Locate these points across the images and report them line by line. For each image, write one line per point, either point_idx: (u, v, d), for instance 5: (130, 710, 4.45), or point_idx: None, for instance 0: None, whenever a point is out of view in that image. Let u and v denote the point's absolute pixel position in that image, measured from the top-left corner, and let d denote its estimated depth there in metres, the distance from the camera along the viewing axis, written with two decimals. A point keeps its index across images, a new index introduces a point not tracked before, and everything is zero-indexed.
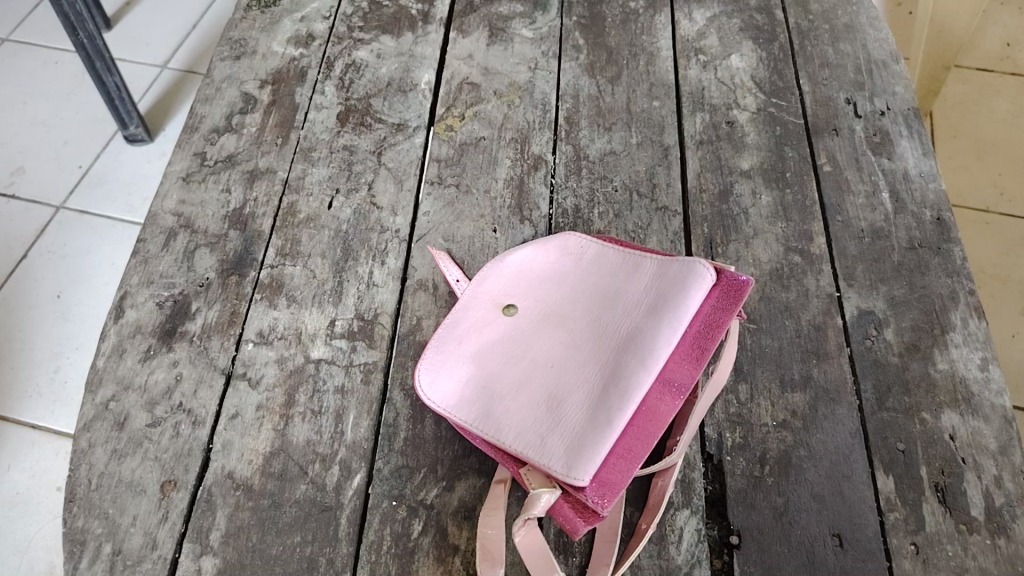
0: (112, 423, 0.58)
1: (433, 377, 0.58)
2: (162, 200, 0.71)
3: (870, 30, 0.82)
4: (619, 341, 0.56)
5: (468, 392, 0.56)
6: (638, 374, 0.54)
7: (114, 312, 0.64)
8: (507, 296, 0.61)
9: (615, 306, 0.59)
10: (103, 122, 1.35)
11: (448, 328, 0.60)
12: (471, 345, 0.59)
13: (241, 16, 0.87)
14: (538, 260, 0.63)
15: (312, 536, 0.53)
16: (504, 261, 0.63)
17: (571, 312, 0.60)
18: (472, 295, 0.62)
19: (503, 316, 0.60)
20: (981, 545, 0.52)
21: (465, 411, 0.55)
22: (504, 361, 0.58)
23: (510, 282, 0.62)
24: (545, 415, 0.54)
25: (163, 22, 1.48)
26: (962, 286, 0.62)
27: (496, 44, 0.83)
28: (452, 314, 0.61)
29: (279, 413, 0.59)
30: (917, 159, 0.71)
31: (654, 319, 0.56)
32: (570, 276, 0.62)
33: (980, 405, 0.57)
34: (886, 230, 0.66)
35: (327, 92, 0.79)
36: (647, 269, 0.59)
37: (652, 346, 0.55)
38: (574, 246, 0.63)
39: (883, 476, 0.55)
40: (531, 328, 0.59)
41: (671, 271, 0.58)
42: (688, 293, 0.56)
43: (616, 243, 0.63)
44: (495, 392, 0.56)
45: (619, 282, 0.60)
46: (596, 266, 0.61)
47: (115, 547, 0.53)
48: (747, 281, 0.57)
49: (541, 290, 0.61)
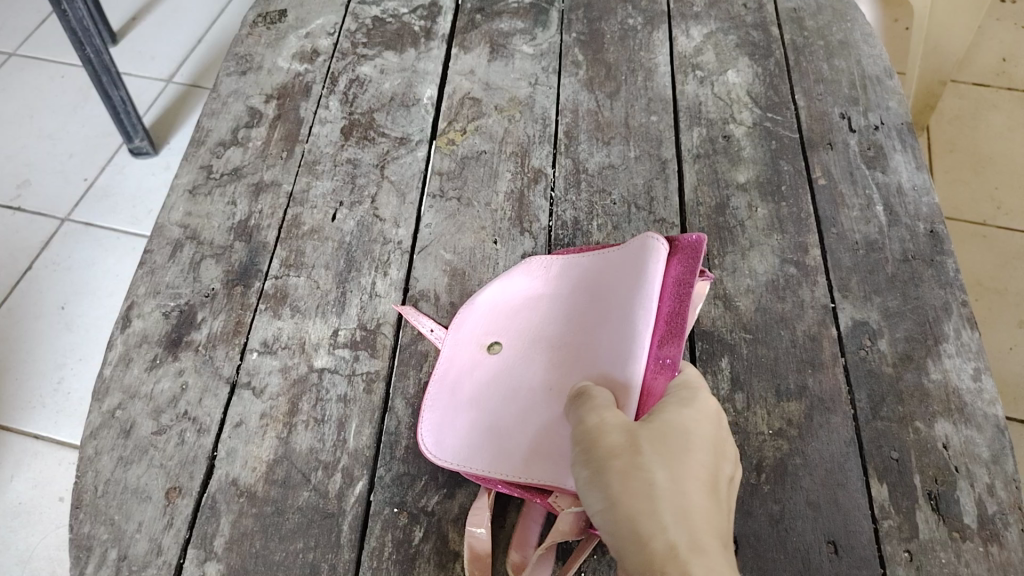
0: (118, 432, 0.59)
1: (432, 436, 0.57)
2: (169, 212, 0.73)
3: (864, 47, 0.83)
4: (604, 338, 0.56)
5: (474, 437, 0.56)
6: (631, 357, 0.53)
7: (121, 323, 0.65)
8: (492, 333, 0.62)
9: (595, 303, 0.59)
10: (109, 136, 1.36)
11: (436, 383, 0.60)
12: (465, 390, 0.59)
13: (247, 33, 0.89)
14: (509, 294, 0.64)
15: (315, 543, 0.54)
16: (478, 302, 0.64)
17: (555, 325, 0.60)
18: (454, 341, 0.62)
19: (490, 353, 0.61)
20: (974, 552, 0.52)
21: (479, 456, 0.55)
22: (503, 394, 0.58)
23: (492, 315, 0.63)
24: (555, 428, 0.54)
25: (168, 37, 1.51)
26: (954, 298, 0.64)
27: (497, 61, 0.85)
28: (437, 368, 0.61)
29: (283, 421, 0.60)
30: (911, 173, 0.72)
31: (630, 300, 0.56)
32: (547, 295, 0.62)
33: (973, 414, 0.58)
34: (880, 242, 0.68)
35: (331, 107, 0.81)
36: (615, 263, 0.60)
37: (635, 326, 0.54)
38: (542, 266, 0.64)
39: (877, 485, 0.55)
40: (521, 357, 0.59)
41: (632, 253, 0.58)
42: (648, 270, 0.56)
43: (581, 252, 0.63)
44: (502, 430, 0.56)
45: (593, 285, 0.60)
46: (568, 280, 0.62)
47: (121, 553, 0.54)
48: (700, 239, 0.56)
49: (521, 316, 0.62)
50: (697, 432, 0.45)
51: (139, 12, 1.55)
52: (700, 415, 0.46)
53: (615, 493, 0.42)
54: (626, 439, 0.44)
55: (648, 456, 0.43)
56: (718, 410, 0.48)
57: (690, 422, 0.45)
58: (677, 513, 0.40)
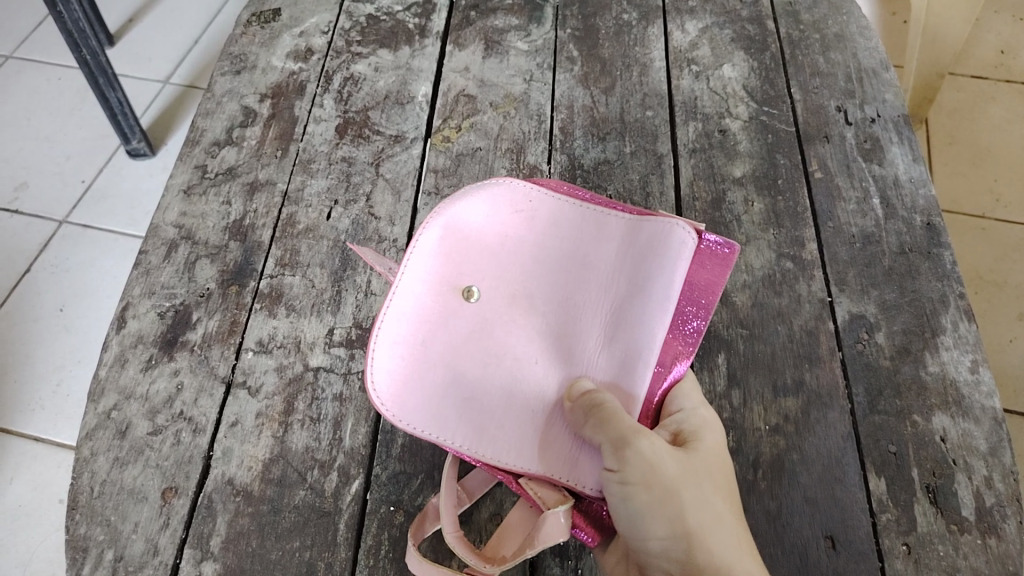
0: (114, 432, 0.59)
1: (390, 383, 0.53)
2: (163, 213, 0.72)
3: (860, 40, 0.83)
4: (602, 326, 0.56)
5: (438, 396, 0.53)
6: (628, 357, 0.54)
7: (116, 323, 0.65)
8: (460, 272, 0.56)
9: (587, 275, 0.57)
10: (106, 137, 1.36)
11: (393, 319, 0.54)
12: (427, 335, 0.54)
13: (241, 32, 0.88)
14: (486, 234, 0.58)
15: (311, 541, 0.54)
16: (447, 227, 0.57)
17: (538, 286, 0.57)
18: (415, 272, 0.55)
19: (459, 298, 0.55)
20: (972, 544, 0.52)
21: (444, 421, 0.53)
22: (474, 351, 0.54)
23: (463, 250, 0.57)
24: (532, 408, 0.54)
25: (164, 38, 1.51)
26: (952, 290, 0.63)
27: (492, 57, 0.84)
28: (397, 304, 0.54)
29: (279, 420, 0.59)
30: (908, 165, 0.72)
31: (635, 293, 0.55)
32: (528, 246, 0.58)
33: (971, 407, 0.57)
34: (877, 235, 0.67)
35: (326, 105, 0.81)
36: (618, 240, 0.58)
37: (650, 330, 0.54)
38: (528, 206, 0.58)
39: (875, 479, 0.55)
40: (499, 315, 0.56)
41: (647, 236, 0.57)
42: (673, 273, 0.55)
43: (575, 204, 0.59)
44: (471, 394, 0.53)
45: (587, 253, 0.58)
46: (556, 236, 0.58)
47: (117, 553, 0.54)
48: (732, 250, 0.57)
49: (497, 259, 0.57)
50: (721, 456, 0.49)
51: (135, 13, 1.54)
52: (717, 437, 0.50)
53: (686, 528, 0.44)
54: (683, 469, 0.46)
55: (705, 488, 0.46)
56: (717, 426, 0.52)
57: (716, 447, 0.49)
58: (734, 540, 0.45)
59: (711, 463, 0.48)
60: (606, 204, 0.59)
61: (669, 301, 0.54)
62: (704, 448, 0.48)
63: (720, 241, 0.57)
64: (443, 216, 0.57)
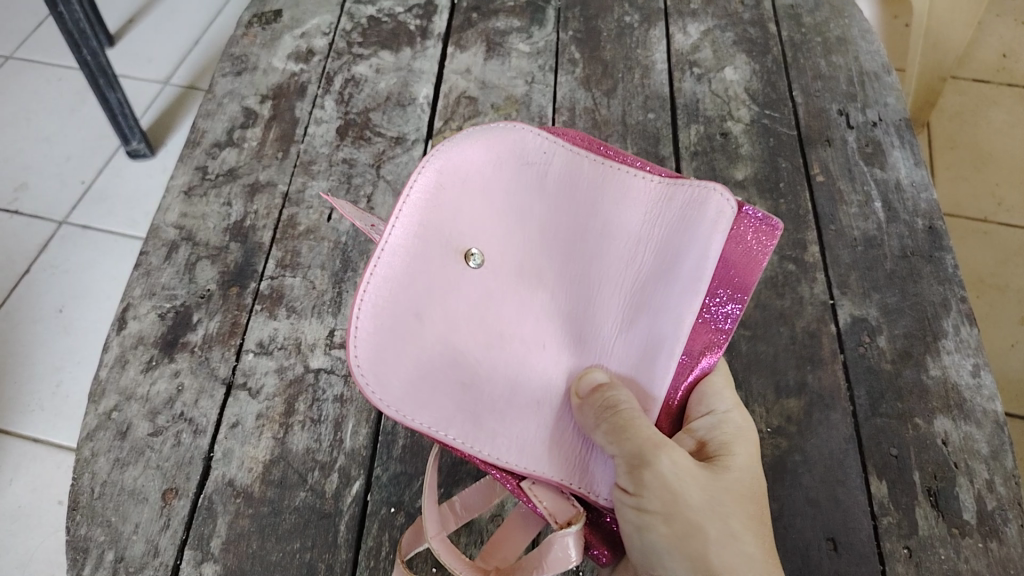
0: (114, 433, 0.59)
1: (376, 357, 0.46)
2: (164, 214, 0.72)
3: (862, 43, 0.83)
4: (616, 305, 0.51)
5: (432, 376, 0.47)
6: (648, 346, 0.50)
7: (117, 324, 0.65)
8: (461, 232, 0.50)
9: (606, 247, 0.51)
10: (106, 138, 1.36)
11: (382, 280, 0.46)
12: (421, 303, 0.47)
13: (243, 33, 0.88)
14: (493, 188, 0.51)
15: (312, 543, 0.54)
16: (447, 175, 0.49)
17: (548, 257, 0.52)
18: (406, 225, 0.47)
19: (460, 262, 0.49)
20: (973, 547, 0.52)
21: (439, 406, 0.47)
22: (475, 328, 0.49)
23: (465, 208, 0.50)
24: (538, 397, 0.50)
25: (165, 39, 1.51)
26: (954, 293, 0.63)
27: (493, 59, 0.84)
28: (387, 258, 0.46)
29: (279, 421, 0.59)
30: (909, 169, 0.72)
31: (660, 274, 0.51)
32: (540, 205, 0.52)
33: (972, 411, 0.57)
34: (878, 239, 0.67)
35: (327, 107, 0.81)
36: (642, 205, 0.52)
37: (673, 316, 0.50)
38: (543, 162, 0.52)
39: (876, 482, 0.55)
40: (503, 286, 0.50)
41: (679, 207, 0.51)
42: (705, 251, 0.50)
43: (595, 160, 0.52)
44: (470, 377, 0.48)
45: (606, 218, 0.52)
46: (572, 195, 0.52)
47: (117, 554, 0.54)
48: (777, 226, 0.52)
49: (503, 220, 0.51)
50: (752, 480, 0.47)
51: (136, 14, 1.54)
52: (750, 458, 0.48)
53: (708, 565, 0.43)
54: (706, 498, 0.44)
55: (734, 521, 0.44)
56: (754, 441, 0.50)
57: (746, 470, 0.47)
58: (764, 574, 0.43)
59: (740, 490, 0.46)
60: (630, 165, 0.53)
61: (700, 284, 0.49)
62: (732, 472, 0.47)
63: (760, 214, 0.52)
64: (444, 161, 0.49)
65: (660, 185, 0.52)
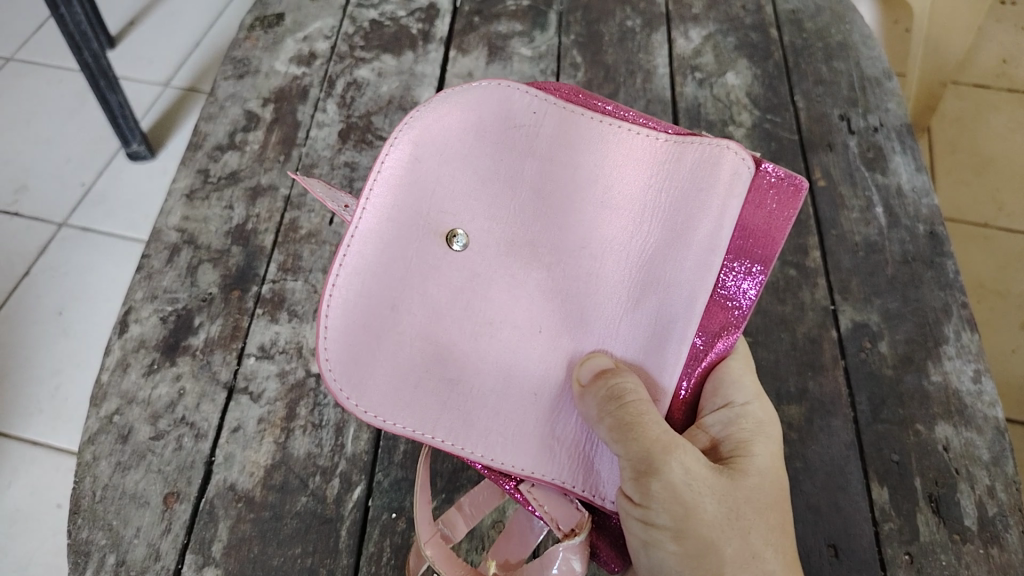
0: (116, 437, 0.59)
1: (350, 357, 0.45)
2: (166, 217, 0.72)
3: (863, 48, 0.83)
4: (615, 277, 0.49)
5: (413, 372, 0.46)
6: (657, 326, 0.49)
7: (118, 328, 0.65)
8: (441, 210, 0.48)
9: (605, 217, 0.50)
10: (106, 139, 1.36)
11: (352, 273, 0.46)
12: (398, 293, 0.47)
13: (245, 36, 0.88)
14: (474, 158, 0.50)
15: (313, 548, 0.54)
16: (422, 148, 0.49)
17: (542, 230, 0.49)
18: (377, 210, 0.47)
19: (441, 243, 0.48)
20: (974, 554, 0.52)
21: (421, 402, 0.46)
22: (460, 315, 0.47)
23: (445, 183, 0.49)
24: (534, 388, 0.48)
25: (166, 41, 1.51)
26: (955, 299, 0.63)
27: (495, 63, 0.84)
28: (358, 248, 0.46)
29: (281, 426, 0.59)
30: (910, 174, 0.72)
31: (665, 245, 0.49)
32: (528, 172, 0.50)
33: (973, 417, 0.57)
34: (880, 244, 0.67)
35: (329, 110, 0.81)
36: (636, 168, 0.50)
37: (676, 292, 0.49)
38: (531, 125, 0.50)
39: (878, 488, 0.55)
40: (493, 263, 0.49)
41: (682, 171, 0.49)
42: (703, 218, 0.49)
43: (581, 122, 0.51)
44: (456, 371, 0.47)
45: (598, 184, 0.50)
46: (562, 159, 0.50)
47: (119, 558, 0.54)
48: (801, 185, 0.49)
49: (489, 192, 0.49)
50: (771, 484, 0.46)
51: (137, 15, 1.55)
52: (769, 461, 0.47)
53: None
54: (722, 510, 0.43)
55: (747, 533, 0.43)
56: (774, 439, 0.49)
57: (764, 475, 0.46)
58: None
59: (757, 497, 0.45)
60: (627, 121, 0.52)
61: (713, 256, 0.49)
62: (749, 479, 0.46)
63: (780, 173, 0.50)
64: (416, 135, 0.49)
65: (668, 143, 0.50)
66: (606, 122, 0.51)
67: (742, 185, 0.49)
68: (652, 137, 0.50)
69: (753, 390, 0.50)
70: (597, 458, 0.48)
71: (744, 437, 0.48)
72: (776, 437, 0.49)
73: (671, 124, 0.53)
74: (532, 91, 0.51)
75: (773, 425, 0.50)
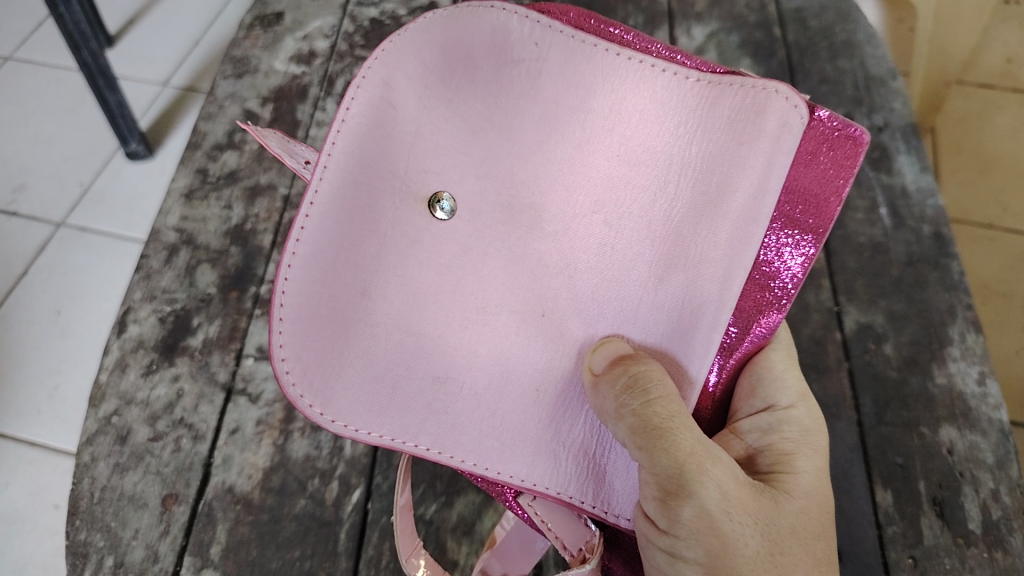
0: (114, 438, 0.59)
1: (313, 359, 0.42)
2: (165, 216, 0.72)
3: (868, 47, 0.82)
4: (630, 242, 0.48)
5: (390, 370, 0.44)
6: (683, 308, 0.48)
7: (117, 328, 0.64)
8: (422, 171, 0.46)
9: (620, 173, 0.48)
10: (105, 138, 1.36)
11: (310, 254, 0.42)
12: (372, 277, 0.44)
13: (244, 34, 0.87)
14: (456, 105, 0.46)
15: (312, 550, 0.54)
16: (392, 96, 0.45)
17: (546, 191, 0.48)
18: (338, 177, 0.42)
19: (425, 212, 0.45)
20: (979, 558, 0.52)
21: (401, 403, 0.44)
22: (447, 301, 0.46)
23: (427, 136, 0.46)
24: (537, 384, 0.47)
25: (166, 40, 1.50)
26: (960, 301, 0.63)
27: None
28: (319, 222, 0.42)
29: (279, 428, 0.59)
30: (915, 175, 0.71)
31: (695, 209, 0.47)
32: (530, 123, 0.47)
33: (978, 420, 0.57)
34: (885, 245, 0.66)
35: (329, 110, 0.80)
36: (649, 117, 0.47)
37: (708, 269, 0.47)
38: (534, 60, 0.47)
39: (882, 491, 0.55)
40: (480, 239, 0.47)
41: (716, 124, 0.47)
42: (739, 182, 0.46)
43: (589, 60, 0.47)
44: (443, 368, 0.45)
45: (608, 137, 0.47)
46: (569, 106, 0.47)
47: (117, 560, 0.54)
48: (862, 136, 0.48)
49: (479, 148, 0.47)
50: (807, 514, 0.45)
51: (137, 14, 1.54)
52: (810, 483, 0.47)
53: None
54: (761, 545, 0.42)
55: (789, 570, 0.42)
56: (818, 459, 0.49)
57: (803, 504, 0.46)
58: None
59: (798, 529, 0.44)
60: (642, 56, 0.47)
61: (754, 224, 0.47)
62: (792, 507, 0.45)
63: (836, 121, 0.48)
64: (386, 78, 0.45)
65: (699, 84, 0.47)
66: (625, 54, 0.47)
67: (791, 138, 0.47)
68: (682, 76, 0.47)
69: (795, 392, 0.51)
70: (609, 467, 0.48)
71: (786, 450, 0.48)
72: (823, 450, 0.49)
73: (700, 60, 0.49)
74: (532, 15, 0.47)
75: (818, 433, 0.50)
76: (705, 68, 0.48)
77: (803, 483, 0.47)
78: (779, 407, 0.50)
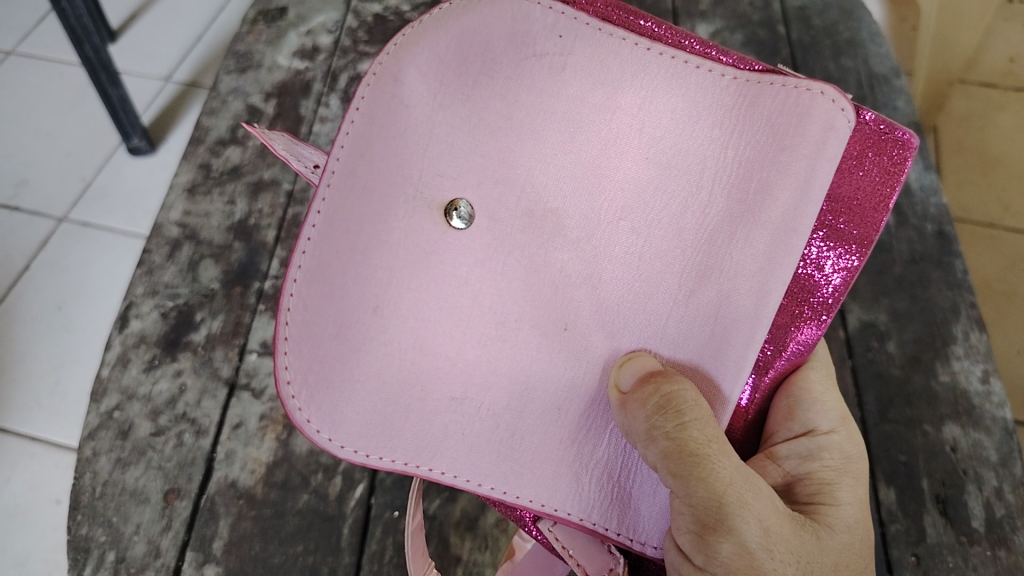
0: (116, 433, 0.58)
1: (317, 381, 0.44)
2: (167, 211, 0.72)
3: (872, 46, 0.82)
4: (658, 256, 0.46)
5: (399, 395, 0.45)
6: (717, 317, 0.46)
7: (119, 323, 0.64)
8: (437, 176, 0.45)
9: (649, 176, 0.46)
10: (106, 134, 1.35)
11: (312, 272, 0.44)
12: (382, 295, 0.45)
13: (247, 29, 0.87)
14: (471, 104, 0.46)
15: (315, 545, 0.54)
16: (409, 99, 0.46)
17: (574, 194, 0.46)
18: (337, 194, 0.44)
19: (441, 220, 0.45)
20: (981, 556, 0.52)
21: (409, 432, 0.45)
22: (468, 318, 0.46)
23: (442, 136, 0.46)
24: (558, 403, 0.47)
25: (167, 35, 1.50)
26: (963, 299, 0.62)
27: None
28: (323, 241, 0.44)
29: (282, 423, 0.59)
30: (919, 173, 0.71)
31: (729, 216, 0.46)
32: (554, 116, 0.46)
33: (981, 418, 0.57)
34: (888, 243, 0.66)
35: (332, 105, 0.80)
36: (677, 118, 0.46)
37: (745, 278, 0.45)
38: (557, 53, 0.46)
39: (885, 489, 0.55)
40: (496, 250, 0.46)
41: (754, 126, 0.46)
42: (780, 188, 0.45)
43: (618, 53, 0.46)
44: (459, 390, 0.46)
45: (635, 138, 0.46)
46: (598, 104, 0.46)
47: (119, 555, 0.54)
48: (910, 141, 0.49)
49: (496, 146, 0.46)
50: (845, 549, 0.46)
51: (139, 9, 1.54)
52: (850, 517, 0.47)
53: None
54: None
55: None
56: (856, 489, 0.49)
57: (841, 538, 0.46)
58: None
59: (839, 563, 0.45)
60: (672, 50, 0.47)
61: (792, 235, 0.46)
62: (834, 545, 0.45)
63: (883, 124, 0.49)
64: (396, 80, 0.46)
65: (738, 82, 0.46)
66: (656, 49, 0.46)
67: (835, 141, 0.46)
68: (719, 73, 0.46)
69: (838, 417, 0.51)
70: (635, 491, 0.47)
71: (825, 479, 0.49)
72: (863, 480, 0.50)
73: (739, 58, 0.49)
74: (555, 7, 0.47)
75: (859, 461, 0.51)
76: (744, 65, 0.48)
77: (845, 516, 0.47)
78: (820, 432, 0.50)
